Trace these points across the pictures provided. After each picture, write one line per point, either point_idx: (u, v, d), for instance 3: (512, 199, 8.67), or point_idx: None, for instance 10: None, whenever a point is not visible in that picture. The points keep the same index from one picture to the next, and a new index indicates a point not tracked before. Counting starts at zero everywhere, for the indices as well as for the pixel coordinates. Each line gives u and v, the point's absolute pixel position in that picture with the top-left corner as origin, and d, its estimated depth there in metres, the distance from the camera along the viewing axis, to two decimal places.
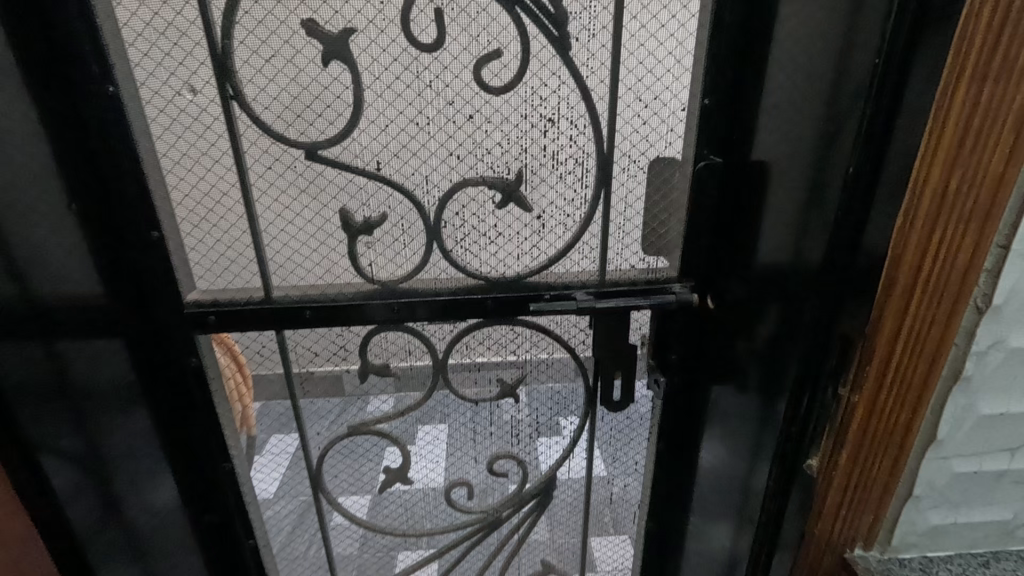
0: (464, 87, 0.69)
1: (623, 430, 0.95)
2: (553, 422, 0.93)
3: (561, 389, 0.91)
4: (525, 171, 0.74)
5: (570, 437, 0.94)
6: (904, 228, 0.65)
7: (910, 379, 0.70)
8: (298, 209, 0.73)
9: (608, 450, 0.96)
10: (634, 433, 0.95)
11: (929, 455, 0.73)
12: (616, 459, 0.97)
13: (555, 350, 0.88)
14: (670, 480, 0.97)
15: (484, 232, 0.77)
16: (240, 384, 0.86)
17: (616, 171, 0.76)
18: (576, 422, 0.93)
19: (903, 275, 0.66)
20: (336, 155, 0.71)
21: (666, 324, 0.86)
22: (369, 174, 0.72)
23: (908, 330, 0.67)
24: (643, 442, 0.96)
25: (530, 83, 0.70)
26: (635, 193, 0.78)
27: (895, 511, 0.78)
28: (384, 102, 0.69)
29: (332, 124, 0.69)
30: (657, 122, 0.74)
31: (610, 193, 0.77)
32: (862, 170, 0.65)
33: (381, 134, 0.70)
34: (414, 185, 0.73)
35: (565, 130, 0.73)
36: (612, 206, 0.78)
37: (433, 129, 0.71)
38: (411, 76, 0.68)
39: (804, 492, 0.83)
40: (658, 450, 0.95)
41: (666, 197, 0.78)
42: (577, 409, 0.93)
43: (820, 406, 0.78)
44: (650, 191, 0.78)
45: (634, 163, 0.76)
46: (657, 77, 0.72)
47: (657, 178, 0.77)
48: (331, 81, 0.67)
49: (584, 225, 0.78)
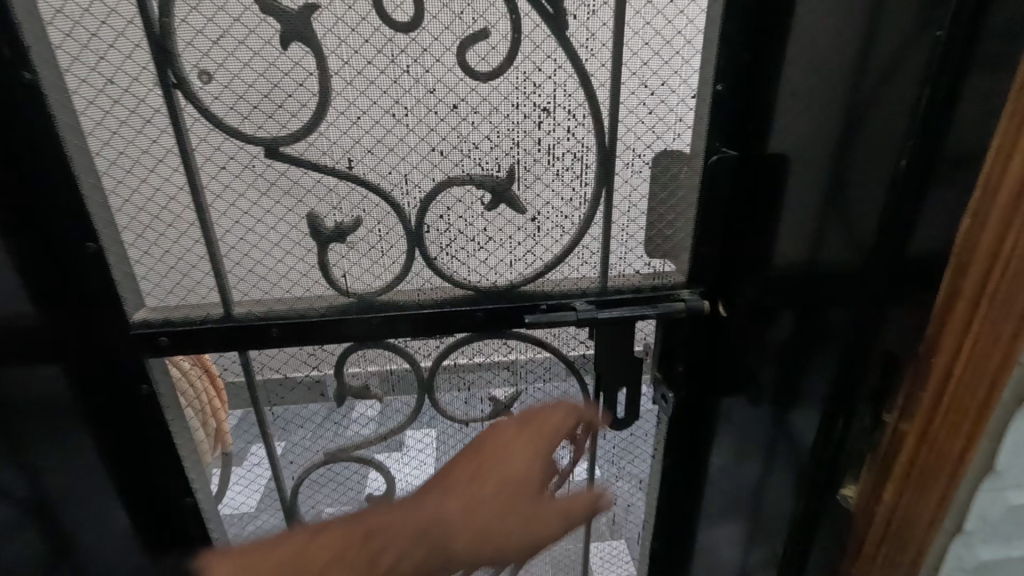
0: (446, 72, 0.60)
1: (626, 448, 0.88)
2: None
3: None
4: (517, 168, 0.66)
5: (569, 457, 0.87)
6: (969, 237, 0.59)
7: (968, 403, 0.64)
8: (259, 215, 0.64)
9: (608, 467, 0.90)
10: (639, 450, 0.88)
11: (985, 486, 0.69)
12: (619, 475, 0.90)
13: (552, 364, 0.80)
14: (677, 501, 0.90)
15: (472, 237, 0.69)
16: (214, 399, 0.76)
17: (619, 167, 0.68)
18: None
19: (966, 289, 0.60)
20: (300, 152, 0.61)
21: (673, 333, 0.78)
22: (340, 174, 0.63)
23: (970, 348, 0.62)
24: (648, 459, 0.89)
25: (522, 68, 0.62)
26: (639, 191, 0.70)
27: (941, 543, 0.73)
28: (355, 91, 0.60)
29: (295, 116, 0.60)
30: (664, 111, 0.66)
31: (612, 190, 0.69)
32: (903, 175, 0.60)
33: (352, 127, 0.61)
34: (391, 186, 0.65)
35: (561, 121, 0.65)
36: (614, 205, 0.70)
37: (412, 122, 0.62)
38: (385, 60, 0.59)
39: (840, 510, 0.79)
40: (665, 468, 0.88)
41: (673, 195, 0.71)
42: None
43: (858, 415, 0.73)
44: (656, 187, 0.70)
45: (638, 157, 0.68)
46: (665, 61, 0.64)
47: (663, 174, 0.69)
48: (291, 66, 0.58)
49: (583, 228, 0.70)
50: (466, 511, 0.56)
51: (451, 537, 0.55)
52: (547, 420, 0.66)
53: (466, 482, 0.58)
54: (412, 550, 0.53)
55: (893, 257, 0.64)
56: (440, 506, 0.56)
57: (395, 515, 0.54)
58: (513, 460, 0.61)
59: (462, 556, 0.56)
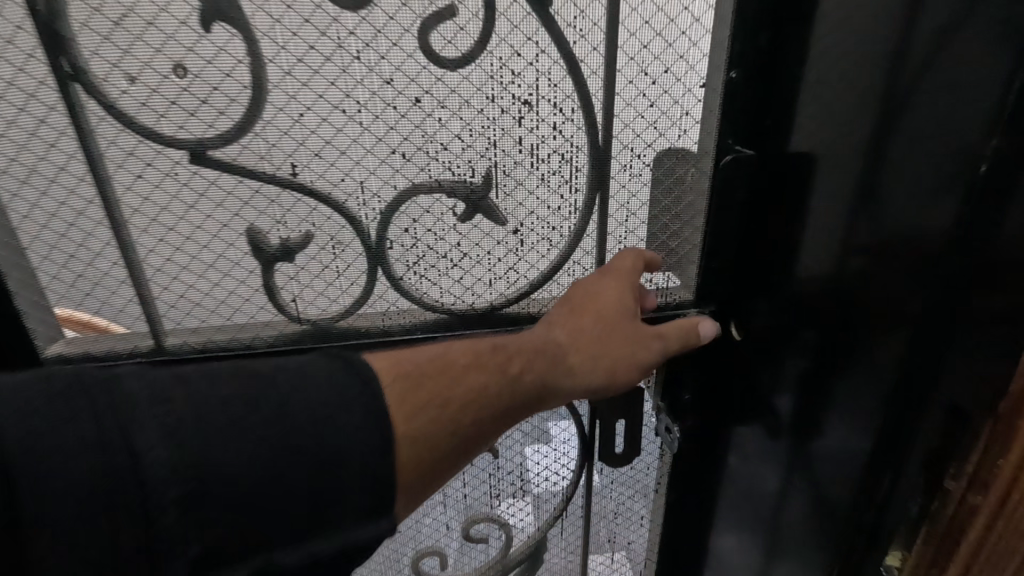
0: (405, 58, 0.50)
1: (625, 483, 0.79)
2: (541, 478, 0.77)
3: (549, 440, 0.74)
4: (495, 172, 0.56)
5: (563, 494, 0.78)
6: None
7: None
8: (187, 232, 0.54)
9: (607, 502, 0.80)
10: (639, 485, 0.79)
11: None
12: (619, 511, 0.81)
13: None
14: (682, 538, 0.82)
15: (443, 253, 0.59)
16: None
17: (615, 170, 0.58)
18: (570, 476, 0.77)
19: None
20: (233, 157, 0.51)
21: (679, 358, 0.68)
22: (283, 182, 0.53)
23: None
24: (649, 494, 0.80)
25: (497, 53, 0.51)
26: (639, 197, 0.60)
27: None
28: (296, 82, 0.50)
29: (223, 114, 0.49)
30: (668, 104, 0.56)
31: (608, 197, 0.59)
32: (980, 185, 0.46)
33: (295, 126, 0.51)
34: (345, 195, 0.54)
35: (546, 117, 0.54)
36: (609, 215, 0.60)
37: (366, 119, 0.52)
38: (331, 44, 0.49)
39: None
40: (669, 504, 0.79)
41: (677, 201, 0.61)
42: (571, 464, 0.76)
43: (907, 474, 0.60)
44: (658, 193, 0.60)
45: (637, 158, 0.58)
46: (669, 43, 0.54)
47: (667, 178, 0.60)
48: (214, 52, 0.47)
49: (574, 241, 0.61)
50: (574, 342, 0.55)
51: (560, 368, 0.54)
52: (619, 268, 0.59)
53: (564, 314, 0.56)
54: (538, 363, 0.52)
55: (961, 286, 0.50)
56: (552, 334, 0.55)
57: (521, 344, 0.53)
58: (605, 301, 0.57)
59: (577, 382, 0.55)
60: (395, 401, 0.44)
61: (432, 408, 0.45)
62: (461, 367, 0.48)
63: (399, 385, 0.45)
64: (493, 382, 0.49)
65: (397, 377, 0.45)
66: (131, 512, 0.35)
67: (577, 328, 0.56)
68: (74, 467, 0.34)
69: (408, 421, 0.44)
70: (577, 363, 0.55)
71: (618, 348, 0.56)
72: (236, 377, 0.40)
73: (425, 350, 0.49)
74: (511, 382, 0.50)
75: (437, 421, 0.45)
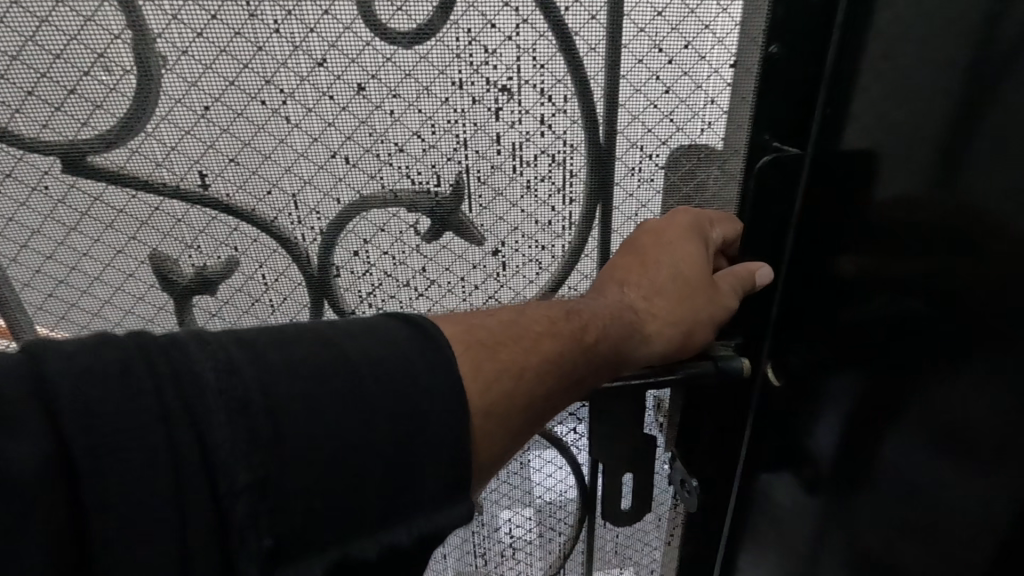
0: (342, 32, 0.38)
1: (633, 536, 0.68)
2: (535, 532, 0.66)
3: (544, 490, 0.63)
4: (467, 180, 0.43)
5: (560, 550, 0.67)
6: None
7: None
8: (70, 261, 0.42)
9: (609, 559, 0.69)
10: (648, 538, 0.68)
11: None
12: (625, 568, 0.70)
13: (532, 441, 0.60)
14: None
15: (405, 281, 0.47)
16: None
17: (620, 174, 0.46)
18: (568, 531, 0.66)
19: None
20: (121, 164, 0.39)
21: (697, 396, 0.56)
22: (190, 197, 0.41)
23: None
24: (660, 547, 0.69)
25: (464, 24, 0.38)
26: (648, 207, 0.48)
27: None
28: (195, 65, 0.37)
29: (101, 107, 0.37)
30: (688, 89, 0.44)
31: (611, 208, 0.47)
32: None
33: (200, 123, 0.39)
34: (273, 211, 0.42)
35: (532, 107, 0.42)
36: (612, 231, 0.48)
37: (295, 113, 0.39)
38: (241, 13, 0.36)
39: None
40: (683, 559, 0.68)
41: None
42: (569, 516, 0.65)
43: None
44: (672, 201, 0.48)
45: (648, 158, 0.46)
46: (692, 8, 0.41)
47: (683, 183, 0.48)
48: (78, 24, 0.35)
49: (569, 262, 0.49)
50: (643, 300, 0.45)
51: (630, 330, 0.44)
52: (687, 214, 0.46)
53: (634, 272, 0.46)
54: (609, 329, 0.43)
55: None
56: (624, 299, 0.45)
57: (589, 308, 0.43)
58: (675, 252, 0.45)
59: (651, 346, 0.45)
60: (467, 368, 0.35)
61: (502, 377, 0.36)
62: (523, 330, 0.39)
63: (470, 349, 0.36)
64: (563, 346, 0.40)
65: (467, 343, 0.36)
66: (197, 484, 0.26)
67: (651, 289, 0.45)
68: (128, 426, 0.26)
69: (479, 396, 0.35)
70: (654, 331, 0.45)
71: (702, 316, 0.46)
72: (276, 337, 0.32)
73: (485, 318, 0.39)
74: (581, 348, 0.41)
75: (508, 396, 0.36)
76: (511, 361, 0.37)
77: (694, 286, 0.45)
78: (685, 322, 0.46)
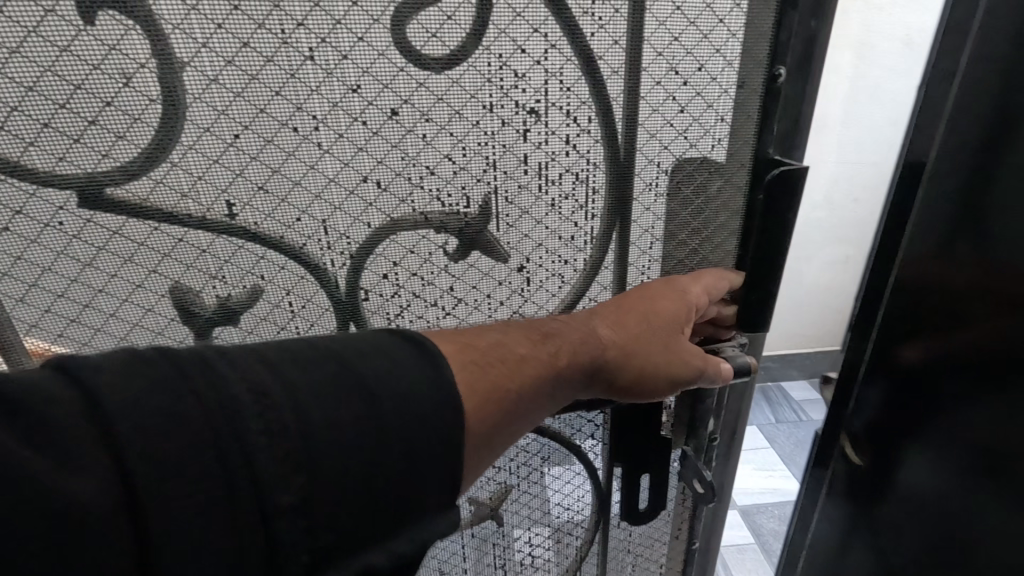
0: (376, 58, 0.38)
1: (644, 533, 0.70)
2: (553, 539, 0.67)
3: (562, 497, 0.64)
4: (496, 200, 0.44)
5: (577, 553, 0.68)
6: None
7: None
8: (84, 298, 0.39)
9: (624, 557, 0.71)
10: (658, 533, 0.71)
11: None
12: (637, 563, 0.72)
13: (550, 450, 0.61)
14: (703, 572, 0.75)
15: (433, 301, 0.47)
16: None
17: (638, 189, 0.48)
18: (584, 535, 0.67)
19: None
20: (143, 196, 0.37)
21: (703, 397, 0.60)
22: (216, 227, 0.39)
23: None
24: (668, 540, 0.72)
25: (495, 49, 0.40)
26: (662, 219, 0.50)
27: None
28: (225, 93, 0.36)
29: (123, 139, 0.36)
30: (700, 108, 0.46)
31: (629, 221, 0.49)
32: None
33: (229, 152, 0.38)
34: (303, 237, 0.42)
35: (558, 128, 0.43)
36: (631, 243, 0.50)
37: (327, 139, 0.39)
38: (273, 41, 0.36)
39: None
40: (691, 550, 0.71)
41: (705, 224, 0.51)
42: (585, 521, 0.66)
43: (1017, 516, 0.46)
44: (684, 212, 0.50)
45: (663, 173, 0.48)
46: (705, 33, 0.43)
47: (695, 196, 0.50)
48: (101, 52, 0.33)
49: (590, 275, 0.50)
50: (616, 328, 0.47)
51: (586, 366, 0.45)
52: (692, 279, 0.50)
53: (620, 308, 0.48)
54: (575, 359, 0.44)
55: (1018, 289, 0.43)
56: (600, 333, 0.46)
57: (564, 333, 0.45)
58: (665, 302, 0.48)
59: (598, 384, 0.47)
60: (469, 378, 0.39)
61: (499, 387, 0.40)
62: (504, 353, 0.41)
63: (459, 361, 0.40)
64: (536, 369, 0.42)
65: (472, 359, 0.40)
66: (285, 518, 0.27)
67: (628, 324, 0.47)
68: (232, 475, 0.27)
69: (473, 396, 0.39)
70: (610, 370, 0.46)
71: (659, 362, 0.48)
72: (306, 359, 0.32)
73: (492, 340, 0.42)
74: (549, 371, 0.42)
75: (505, 401, 0.40)
76: (509, 376, 0.41)
77: (667, 333, 0.47)
78: (646, 363, 0.47)
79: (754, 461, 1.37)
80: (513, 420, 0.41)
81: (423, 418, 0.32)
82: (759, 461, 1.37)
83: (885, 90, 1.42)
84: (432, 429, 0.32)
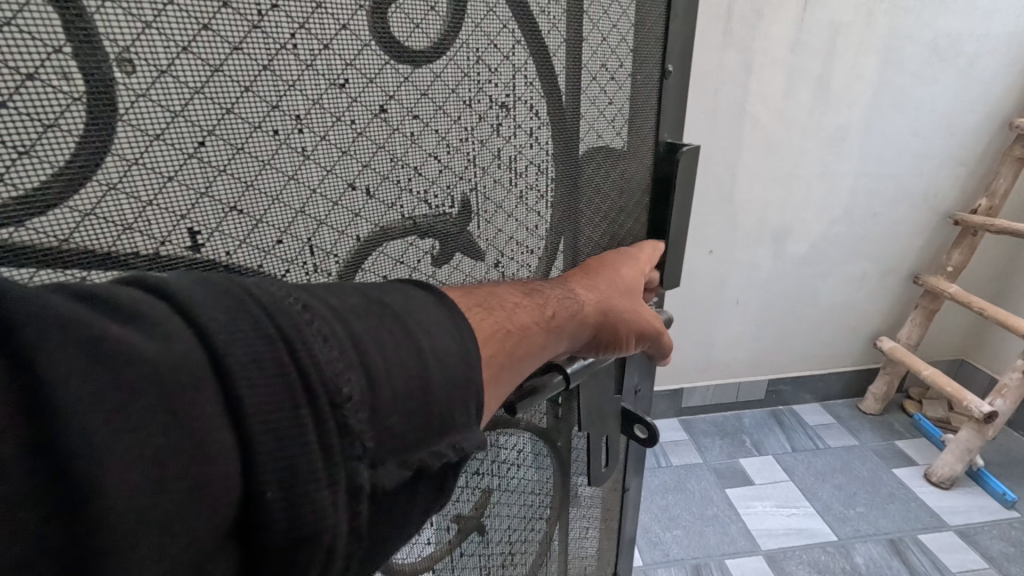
0: (360, 50, 0.31)
1: (592, 499, 0.72)
2: (525, 538, 0.61)
3: (533, 488, 0.60)
4: (474, 200, 0.40)
5: (545, 542, 0.65)
6: None
7: None
8: None
9: (581, 522, 0.71)
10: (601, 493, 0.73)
11: None
12: (589, 532, 0.74)
13: (522, 441, 0.57)
14: (628, 514, 0.81)
15: None
16: None
17: (584, 176, 0.48)
18: (550, 521, 0.64)
19: None
20: (63, 237, 0.26)
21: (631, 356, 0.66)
22: (174, 265, 0.29)
23: None
24: (607, 498, 0.75)
25: (473, 44, 0.36)
26: (602, 207, 0.51)
27: None
28: (182, 89, 0.27)
29: (31, 157, 0.24)
30: (623, 99, 0.48)
31: (579, 207, 0.49)
32: None
33: (189, 167, 0.28)
34: (284, 265, 0.33)
35: (524, 122, 0.41)
36: (580, 228, 0.50)
37: (310, 143, 0.31)
38: (242, 24, 0.27)
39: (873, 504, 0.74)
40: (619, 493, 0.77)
41: (631, 206, 0.54)
42: (549, 505, 0.64)
43: None
44: (618, 198, 0.52)
45: (602, 161, 0.49)
46: (624, 34, 0.46)
47: (625, 181, 0.52)
48: None
49: (552, 262, 0.48)
50: (582, 284, 0.45)
51: (573, 323, 0.41)
52: (633, 251, 0.52)
53: (580, 275, 0.46)
54: (564, 316, 0.40)
55: None
56: (574, 291, 0.43)
57: (541, 287, 0.41)
58: (620, 266, 0.48)
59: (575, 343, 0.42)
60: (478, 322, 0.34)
61: (502, 330, 0.35)
62: (499, 302, 0.37)
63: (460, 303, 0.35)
64: (528, 317, 0.37)
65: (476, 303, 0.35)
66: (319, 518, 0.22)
67: (599, 281, 0.46)
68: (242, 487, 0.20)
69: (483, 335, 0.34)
70: (589, 323, 0.43)
71: (630, 316, 0.46)
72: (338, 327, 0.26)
73: (484, 291, 0.38)
74: (540, 316, 0.38)
75: (512, 345, 0.35)
76: (510, 321, 0.36)
77: (626, 290, 0.47)
78: (619, 313, 0.45)
79: (776, 499, 1.32)
80: (512, 373, 0.36)
81: (459, 403, 0.28)
82: (779, 497, 1.32)
83: (908, 97, 1.32)
84: (460, 406, 0.28)
